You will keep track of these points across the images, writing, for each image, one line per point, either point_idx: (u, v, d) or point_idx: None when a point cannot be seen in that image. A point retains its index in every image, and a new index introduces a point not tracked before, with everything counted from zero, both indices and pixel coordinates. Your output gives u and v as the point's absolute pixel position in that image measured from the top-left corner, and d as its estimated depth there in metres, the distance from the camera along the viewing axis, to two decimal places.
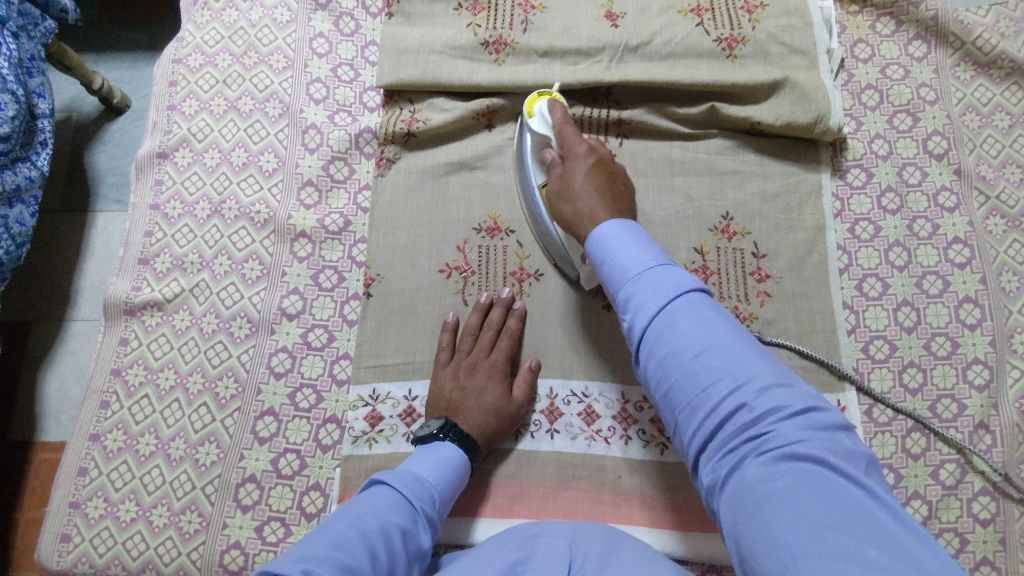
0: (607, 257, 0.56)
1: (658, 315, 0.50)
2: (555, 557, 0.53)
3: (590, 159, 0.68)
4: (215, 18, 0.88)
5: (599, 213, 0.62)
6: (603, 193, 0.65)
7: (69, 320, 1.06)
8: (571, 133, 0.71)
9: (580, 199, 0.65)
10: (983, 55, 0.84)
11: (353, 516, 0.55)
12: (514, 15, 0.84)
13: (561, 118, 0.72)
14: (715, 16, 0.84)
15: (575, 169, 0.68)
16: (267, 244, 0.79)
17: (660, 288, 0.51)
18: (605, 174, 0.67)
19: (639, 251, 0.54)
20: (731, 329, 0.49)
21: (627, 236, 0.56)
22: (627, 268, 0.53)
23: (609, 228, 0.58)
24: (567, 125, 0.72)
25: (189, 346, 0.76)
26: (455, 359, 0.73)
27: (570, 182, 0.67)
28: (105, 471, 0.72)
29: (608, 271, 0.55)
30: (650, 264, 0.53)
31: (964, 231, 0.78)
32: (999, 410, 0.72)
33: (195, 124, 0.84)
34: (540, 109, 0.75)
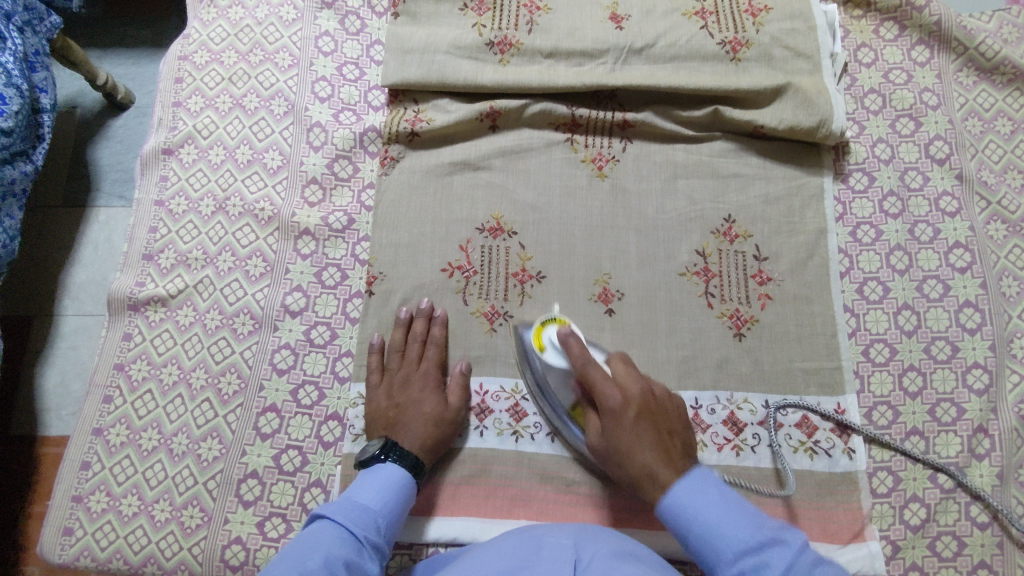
0: (691, 529, 0.54)
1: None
2: (560, 556, 0.52)
3: (632, 412, 0.61)
4: (221, 16, 0.88)
5: (659, 473, 0.58)
6: (655, 447, 0.60)
7: (63, 316, 1.06)
8: (600, 378, 0.63)
9: (633, 455, 0.60)
10: (986, 61, 0.85)
11: (295, 556, 0.55)
12: (520, 16, 0.85)
13: (580, 355, 0.64)
14: (720, 19, 0.84)
15: (619, 432, 0.61)
16: (271, 241, 0.80)
17: (766, 553, 0.50)
18: (649, 420, 0.61)
19: (729, 516, 0.53)
20: (840, 575, 0.49)
21: (706, 494, 0.55)
22: (720, 550, 0.52)
23: (686, 496, 0.55)
24: (589, 362, 0.64)
25: (192, 342, 0.76)
26: (386, 378, 0.74)
27: (617, 446, 0.61)
28: (107, 466, 0.73)
29: (701, 549, 0.53)
30: (749, 532, 0.52)
31: (965, 236, 0.79)
32: (998, 414, 0.72)
33: (200, 121, 0.84)
34: (549, 339, 0.70)
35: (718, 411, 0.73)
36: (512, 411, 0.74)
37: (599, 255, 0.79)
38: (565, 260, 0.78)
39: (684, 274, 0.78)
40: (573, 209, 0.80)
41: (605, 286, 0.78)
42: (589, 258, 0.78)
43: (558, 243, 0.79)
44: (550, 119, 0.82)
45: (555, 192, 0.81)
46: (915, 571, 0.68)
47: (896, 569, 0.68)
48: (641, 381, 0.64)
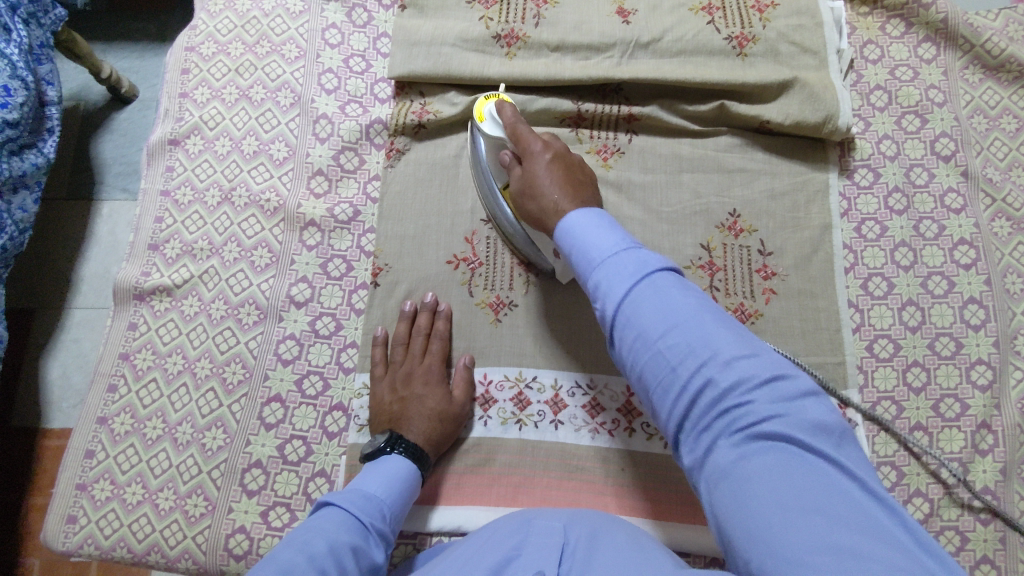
0: (576, 246, 0.60)
1: (628, 299, 0.53)
2: (547, 543, 0.53)
3: (549, 157, 0.69)
4: (228, 7, 0.88)
5: (564, 205, 0.65)
6: (565, 186, 0.67)
7: (64, 307, 1.06)
8: (525, 134, 0.71)
9: (545, 189, 0.67)
10: (992, 58, 0.85)
11: (302, 540, 0.55)
12: (527, 9, 0.85)
13: (512, 115, 0.72)
14: (727, 15, 0.84)
15: (537, 169, 0.69)
16: (276, 232, 0.80)
17: (629, 272, 0.54)
18: (564, 165, 0.69)
19: (608, 239, 0.58)
20: (697, 303, 0.52)
21: (596, 222, 0.60)
22: (595, 256, 0.57)
23: (576, 218, 0.61)
24: (519, 121, 0.72)
25: (197, 332, 0.77)
26: (390, 372, 0.74)
27: (534, 183, 0.69)
28: (112, 454, 0.73)
29: (581, 258, 0.59)
30: (621, 250, 0.56)
31: (969, 233, 0.79)
32: (1002, 410, 0.73)
33: (207, 111, 0.84)
34: (490, 112, 0.74)
35: None
36: (515, 400, 0.74)
37: None
38: None
39: (688, 268, 0.78)
40: None
41: None
42: None
43: None
44: (556, 112, 0.82)
45: None
46: None
47: None
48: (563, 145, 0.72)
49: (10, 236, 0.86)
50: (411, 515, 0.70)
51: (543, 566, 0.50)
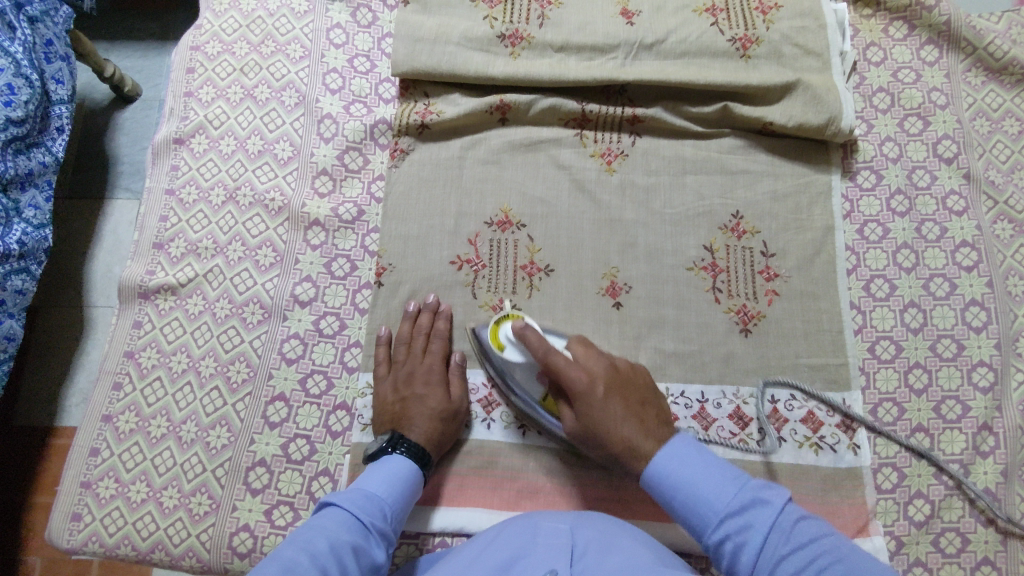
0: (675, 492, 0.56)
1: (760, 543, 0.51)
2: (556, 543, 0.54)
3: (613, 397, 0.63)
4: (233, 7, 0.88)
5: (638, 442, 0.60)
6: (641, 425, 0.61)
7: (65, 305, 1.06)
8: (571, 369, 0.63)
9: (616, 429, 0.61)
10: (995, 61, 0.85)
11: (304, 538, 0.55)
12: (531, 10, 0.85)
13: (541, 346, 0.64)
14: (730, 16, 0.84)
15: (607, 409, 0.62)
16: (281, 231, 0.80)
17: (753, 506, 0.53)
18: (618, 393, 0.63)
19: (717, 480, 0.55)
20: (811, 523, 0.52)
21: (686, 458, 0.57)
22: (704, 505, 0.54)
23: (667, 462, 0.57)
24: (547, 347, 0.64)
25: (201, 331, 0.77)
26: (393, 371, 0.74)
27: (608, 430, 0.62)
28: (117, 452, 0.73)
29: (685, 508, 0.55)
30: (733, 491, 0.54)
31: (971, 235, 0.79)
32: (1003, 412, 0.73)
33: (211, 111, 0.84)
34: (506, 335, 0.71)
35: (724, 405, 0.74)
36: None
37: (607, 249, 0.79)
38: (573, 253, 0.79)
39: (691, 269, 0.78)
40: (582, 204, 0.81)
41: (613, 279, 0.78)
42: (598, 251, 0.79)
43: (566, 236, 0.79)
44: (560, 113, 0.83)
45: (564, 186, 0.81)
46: (918, 566, 0.68)
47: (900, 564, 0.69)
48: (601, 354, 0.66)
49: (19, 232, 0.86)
50: (414, 515, 0.71)
51: (555, 565, 0.51)
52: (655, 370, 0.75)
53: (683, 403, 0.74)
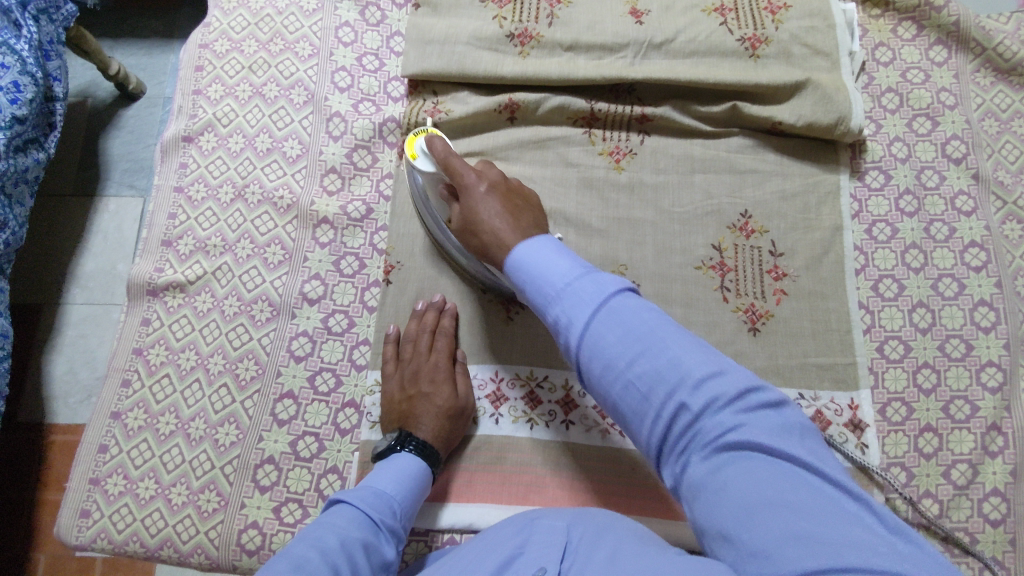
0: (528, 278, 0.58)
1: (588, 326, 0.53)
2: (551, 541, 0.54)
3: (496, 197, 0.67)
4: (242, 5, 0.88)
5: (506, 234, 0.64)
6: (512, 222, 0.65)
7: (69, 303, 1.07)
8: (462, 170, 0.69)
9: (490, 223, 0.66)
10: (1004, 61, 0.85)
11: (314, 536, 0.56)
12: (540, 9, 0.85)
13: (444, 149, 0.70)
14: (739, 16, 0.84)
15: (485, 208, 0.67)
16: (290, 229, 0.80)
17: (592, 291, 0.54)
18: (503, 195, 0.68)
19: (559, 266, 0.56)
20: (654, 316, 0.53)
21: (545, 249, 0.59)
22: (548, 290, 0.56)
23: (523, 251, 0.59)
24: (449, 151, 0.71)
25: (210, 328, 0.77)
26: (400, 368, 0.74)
27: (486, 228, 0.66)
28: (125, 449, 0.73)
29: (532, 290, 0.57)
30: (575, 275, 0.55)
31: (980, 235, 0.79)
32: (1012, 412, 0.73)
33: (220, 108, 0.84)
34: (423, 148, 0.72)
35: None
36: (526, 400, 0.74)
37: (615, 247, 0.79)
38: (582, 251, 0.79)
39: (699, 268, 0.78)
40: (590, 202, 0.81)
41: (621, 277, 0.78)
42: (606, 249, 0.79)
43: (574, 234, 0.79)
44: (568, 112, 0.83)
45: (571, 184, 0.81)
46: None
47: None
48: (497, 171, 0.71)
49: (11, 231, 0.87)
50: (424, 512, 0.71)
51: (545, 563, 0.51)
52: None
53: None
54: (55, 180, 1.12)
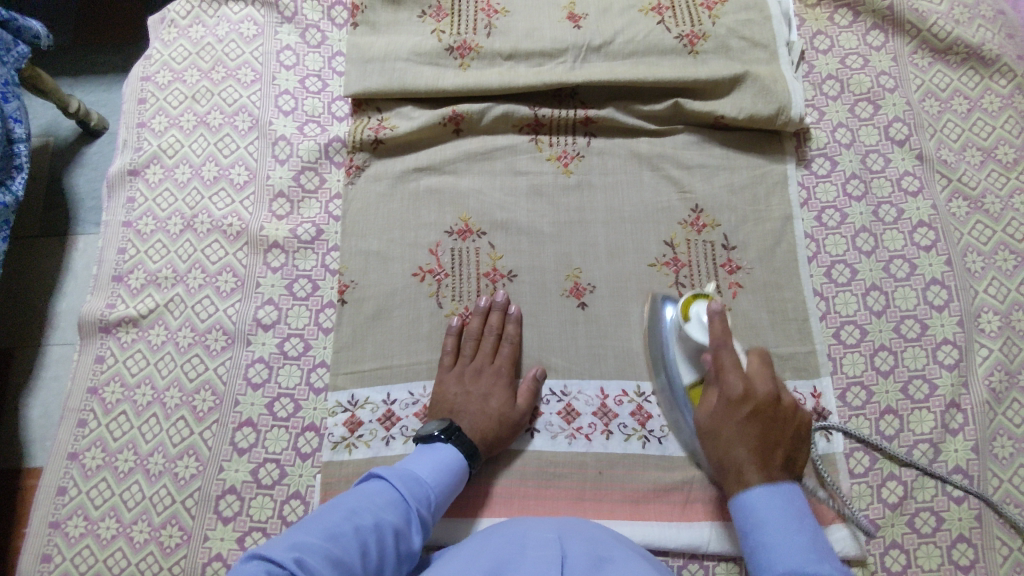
0: (753, 530, 0.57)
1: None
2: (547, 554, 0.52)
3: (749, 408, 0.63)
4: (182, 35, 0.88)
5: (746, 469, 0.60)
6: (753, 443, 0.61)
7: (45, 345, 1.04)
8: (728, 359, 0.65)
9: (729, 447, 0.62)
10: (939, 42, 0.86)
11: (350, 508, 0.58)
12: (478, 20, 0.85)
13: (721, 333, 0.66)
14: (676, 14, 0.85)
15: (735, 412, 0.63)
16: (240, 256, 0.79)
17: (802, 560, 0.53)
18: (757, 426, 0.62)
19: (792, 531, 0.56)
20: None
21: (772, 506, 0.58)
22: (776, 546, 0.55)
23: (758, 494, 0.59)
24: (726, 346, 0.66)
25: (165, 361, 0.76)
26: (459, 363, 0.74)
27: (725, 430, 0.63)
28: (84, 490, 0.72)
29: (756, 546, 0.56)
30: (801, 547, 0.54)
31: (928, 215, 0.79)
32: (970, 388, 0.73)
33: (165, 140, 0.84)
34: (698, 312, 0.69)
35: None
36: None
37: (569, 251, 0.79)
38: (534, 258, 0.79)
39: (654, 266, 0.78)
40: (541, 209, 0.81)
41: (576, 281, 0.78)
42: (560, 255, 0.79)
43: (526, 243, 0.79)
44: (513, 120, 0.83)
45: (521, 192, 0.81)
46: (896, 548, 0.68)
47: (877, 548, 0.69)
48: (770, 385, 0.64)
49: None
50: None
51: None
52: (623, 367, 0.75)
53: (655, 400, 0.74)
54: (24, 221, 1.11)
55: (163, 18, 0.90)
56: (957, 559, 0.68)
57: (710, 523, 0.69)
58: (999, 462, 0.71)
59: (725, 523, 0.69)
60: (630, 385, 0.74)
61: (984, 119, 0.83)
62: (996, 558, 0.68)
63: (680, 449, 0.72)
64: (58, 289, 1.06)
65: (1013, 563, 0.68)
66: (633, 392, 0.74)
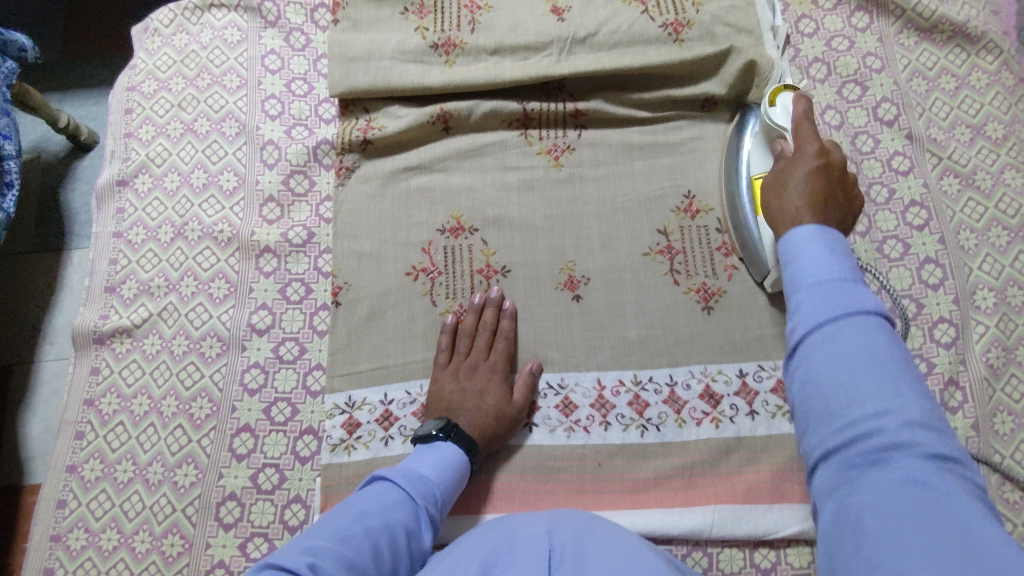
0: (790, 263, 0.47)
1: (816, 331, 0.42)
2: (537, 551, 0.51)
3: (819, 164, 0.61)
4: (166, 43, 0.88)
5: (802, 211, 0.56)
6: (815, 199, 0.57)
7: (43, 360, 1.04)
8: (807, 132, 0.64)
9: (790, 195, 0.59)
10: (924, 21, 0.86)
11: (358, 510, 0.57)
12: (461, 16, 0.85)
13: (803, 110, 0.66)
14: (660, 3, 0.85)
15: (798, 168, 0.61)
16: (232, 262, 0.79)
17: (840, 301, 0.42)
18: (823, 176, 0.60)
19: (823, 262, 0.45)
20: (904, 358, 0.41)
21: (813, 239, 0.47)
22: (806, 273, 0.45)
23: (802, 233, 0.48)
24: (807, 119, 0.65)
25: (160, 370, 0.76)
26: (454, 361, 0.74)
27: (783, 181, 0.61)
28: (84, 502, 0.72)
29: (786, 272, 0.47)
30: (830, 271, 0.44)
31: (919, 194, 0.79)
32: (968, 365, 0.73)
33: (153, 149, 0.84)
34: (784, 100, 0.72)
35: (693, 385, 0.73)
36: None
37: (562, 244, 0.79)
38: (527, 252, 0.79)
39: (648, 254, 0.78)
40: (533, 203, 0.80)
41: (571, 273, 0.78)
42: (553, 247, 0.79)
43: (519, 237, 0.79)
44: (501, 115, 0.82)
45: (511, 187, 0.81)
46: None
47: None
48: (843, 160, 0.63)
49: None
50: None
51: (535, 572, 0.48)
52: (621, 357, 0.75)
53: (653, 386, 0.74)
54: (17, 237, 1.11)
55: (146, 27, 0.89)
56: None
57: (711, 508, 0.69)
58: (999, 438, 0.71)
59: (726, 507, 0.69)
60: (626, 374, 0.74)
61: (972, 97, 0.83)
62: None
63: (679, 436, 0.72)
64: (53, 304, 1.06)
65: (1017, 539, 0.67)
66: (630, 382, 0.74)
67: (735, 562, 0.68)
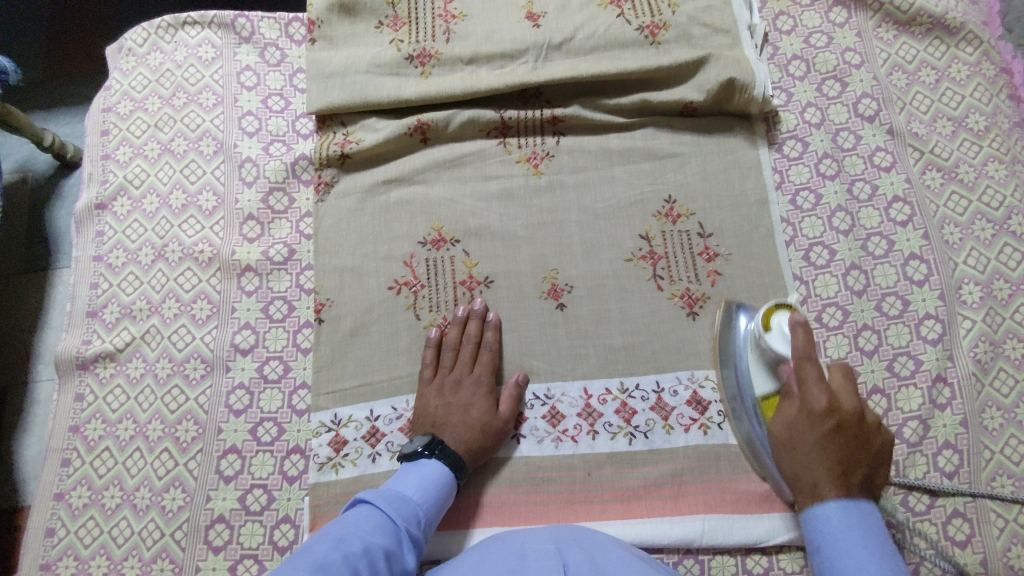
0: (821, 542, 0.57)
1: (821, 546, 0.57)
2: (547, 565, 0.52)
3: (831, 421, 0.61)
4: (141, 63, 0.88)
5: (822, 486, 0.59)
6: (833, 468, 0.59)
7: (36, 381, 1.03)
8: (813, 381, 0.63)
9: (808, 458, 0.61)
10: (902, 14, 0.86)
11: (337, 537, 0.57)
12: (436, 26, 0.85)
13: (804, 346, 0.63)
14: (635, 5, 0.84)
15: (811, 429, 0.62)
16: (214, 282, 0.79)
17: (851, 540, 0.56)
18: (840, 440, 0.61)
19: (850, 535, 0.56)
20: None
21: (845, 519, 0.57)
22: (838, 556, 0.55)
23: (831, 507, 0.58)
24: (810, 357, 0.63)
25: (145, 394, 0.76)
26: (439, 375, 0.73)
27: (799, 441, 0.62)
28: (72, 530, 0.71)
29: (819, 558, 0.57)
30: (868, 566, 0.53)
31: (902, 189, 0.79)
32: (955, 361, 0.72)
33: (131, 170, 0.83)
34: (779, 324, 0.66)
35: (680, 392, 0.73)
36: None
37: (544, 253, 0.78)
38: (510, 262, 0.78)
39: (631, 260, 0.78)
40: (514, 211, 0.80)
41: (554, 282, 0.77)
42: (535, 257, 0.78)
43: (501, 247, 0.79)
44: (480, 125, 0.82)
45: (492, 196, 0.81)
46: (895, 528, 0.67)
47: None
48: (855, 402, 0.62)
49: None
50: None
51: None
52: (607, 365, 0.74)
53: (640, 394, 0.73)
54: (5, 259, 1.10)
55: (120, 48, 0.89)
56: (953, 534, 0.67)
57: (701, 516, 0.69)
58: (989, 433, 0.70)
59: (716, 514, 0.69)
60: (613, 382, 0.74)
61: (953, 89, 0.82)
62: (994, 531, 0.67)
63: (668, 444, 0.71)
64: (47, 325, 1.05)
65: (1009, 535, 0.67)
66: (617, 390, 0.73)
67: (728, 568, 0.68)
